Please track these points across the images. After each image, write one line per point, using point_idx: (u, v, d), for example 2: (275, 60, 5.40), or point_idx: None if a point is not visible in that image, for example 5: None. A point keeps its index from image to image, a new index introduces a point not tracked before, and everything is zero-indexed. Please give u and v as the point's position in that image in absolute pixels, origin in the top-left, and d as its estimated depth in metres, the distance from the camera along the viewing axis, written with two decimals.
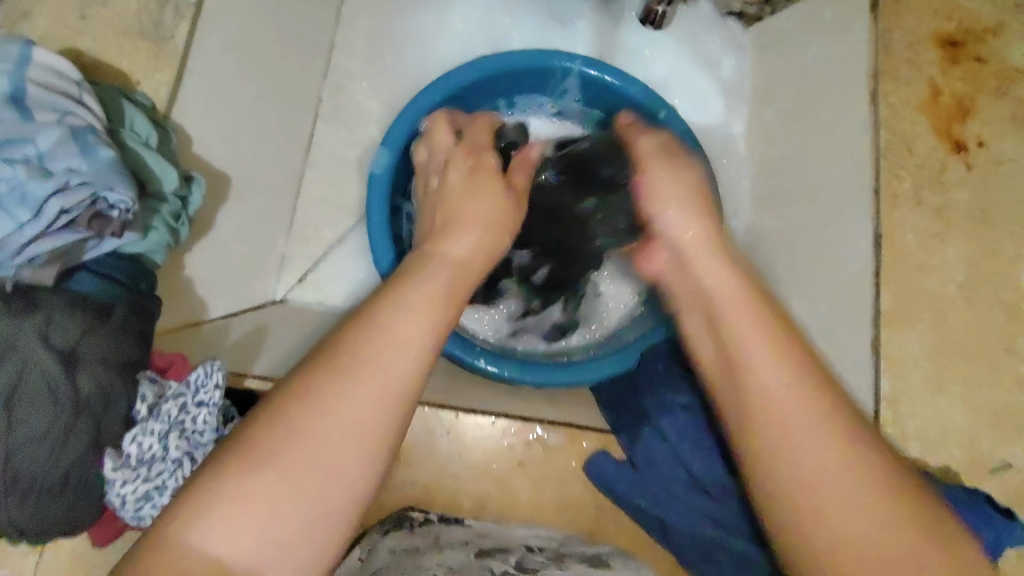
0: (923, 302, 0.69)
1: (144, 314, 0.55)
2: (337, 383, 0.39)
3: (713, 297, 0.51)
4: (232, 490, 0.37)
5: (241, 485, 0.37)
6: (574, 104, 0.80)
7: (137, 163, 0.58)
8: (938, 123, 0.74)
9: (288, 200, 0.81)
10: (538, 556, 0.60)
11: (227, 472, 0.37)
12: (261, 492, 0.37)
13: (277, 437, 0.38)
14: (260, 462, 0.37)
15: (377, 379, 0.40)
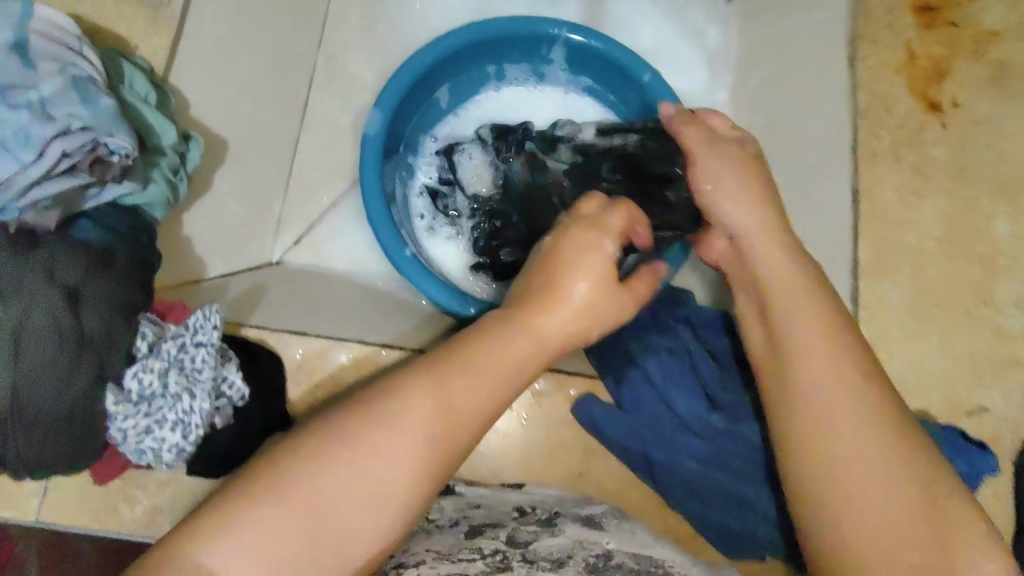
0: (903, 255, 0.72)
1: (147, 264, 0.56)
2: (386, 425, 0.45)
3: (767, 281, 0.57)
4: (267, 510, 0.41)
5: (269, 512, 0.42)
6: (561, 73, 0.82)
7: (137, 118, 0.59)
8: (916, 85, 0.76)
9: (285, 166, 0.83)
10: (531, 526, 0.59)
11: (267, 495, 0.42)
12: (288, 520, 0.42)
13: (323, 473, 0.43)
14: (295, 492, 0.42)
15: (417, 434, 0.46)
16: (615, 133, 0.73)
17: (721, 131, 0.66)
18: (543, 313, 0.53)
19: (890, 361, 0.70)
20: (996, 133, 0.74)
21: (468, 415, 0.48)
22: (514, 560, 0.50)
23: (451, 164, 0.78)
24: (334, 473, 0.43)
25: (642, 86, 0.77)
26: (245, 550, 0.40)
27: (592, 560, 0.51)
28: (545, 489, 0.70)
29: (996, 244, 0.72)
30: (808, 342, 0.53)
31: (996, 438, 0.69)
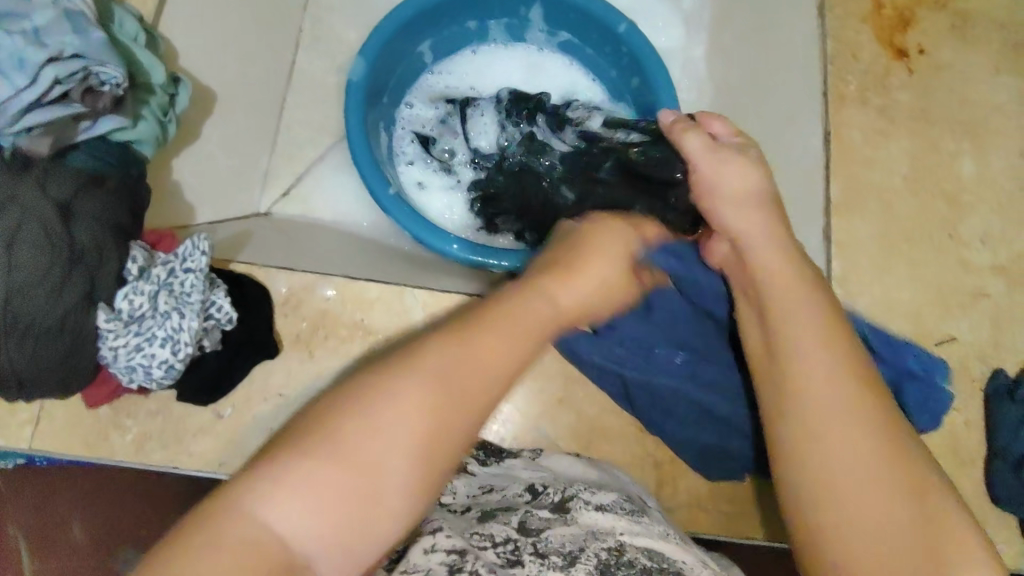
0: (870, 191, 0.74)
1: (137, 196, 0.60)
2: (425, 377, 0.43)
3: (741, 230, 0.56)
4: (308, 471, 0.39)
5: (310, 471, 0.39)
6: (539, 35, 0.85)
7: (128, 57, 0.61)
8: (881, 33, 0.79)
9: (272, 122, 0.85)
10: (545, 511, 0.52)
11: (307, 455, 0.39)
12: (328, 481, 0.39)
13: (354, 427, 0.40)
14: (329, 449, 0.39)
15: (451, 390, 0.43)
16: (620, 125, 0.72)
17: (724, 139, 0.61)
18: (561, 282, 0.53)
19: (862, 293, 0.71)
20: (958, 78, 0.77)
21: (493, 371, 0.45)
22: (525, 555, 0.46)
23: (463, 117, 0.80)
24: (367, 433, 0.40)
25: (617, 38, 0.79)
26: (295, 511, 0.38)
27: (604, 556, 0.45)
28: (554, 458, 0.64)
29: (959, 181, 0.74)
30: (796, 329, 0.49)
31: (967, 366, 0.68)
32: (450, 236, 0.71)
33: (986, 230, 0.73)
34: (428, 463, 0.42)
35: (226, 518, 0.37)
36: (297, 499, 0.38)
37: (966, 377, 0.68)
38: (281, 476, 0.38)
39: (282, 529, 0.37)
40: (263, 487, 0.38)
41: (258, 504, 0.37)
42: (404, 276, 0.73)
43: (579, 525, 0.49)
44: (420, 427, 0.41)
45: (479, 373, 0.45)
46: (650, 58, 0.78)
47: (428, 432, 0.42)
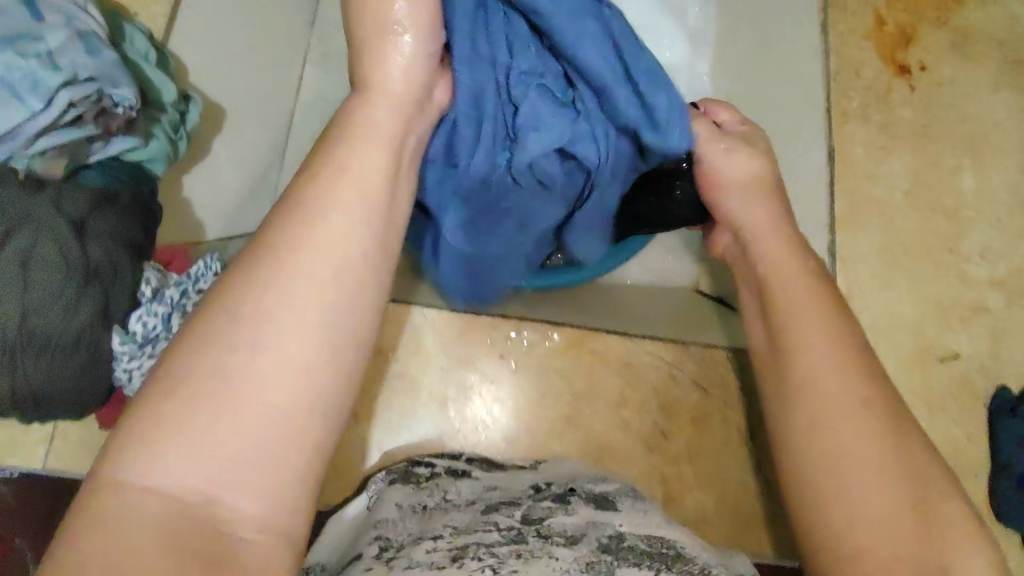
0: (873, 205, 0.75)
1: (151, 213, 0.59)
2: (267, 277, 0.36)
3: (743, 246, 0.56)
4: (161, 415, 0.32)
5: (168, 414, 0.32)
6: None
7: (139, 75, 0.62)
8: (884, 50, 0.80)
9: (282, 139, 0.83)
10: (546, 502, 0.53)
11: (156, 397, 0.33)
12: (190, 419, 0.32)
13: (197, 353, 0.34)
14: (177, 384, 0.33)
15: (302, 277, 0.36)
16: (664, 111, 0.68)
17: (729, 127, 0.60)
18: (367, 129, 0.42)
19: (867, 307, 0.72)
20: (960, 95, 0.78)
21: (349, 249, 0.38)
22: (528, 536, 0.46)
23: None
24: (229, 351, 0.34)
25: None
26: (165, 465, 0.32)
27: (605, 540, 0.45)
28: (558, 465, 0.63)
29: (959, 196, 0.75)
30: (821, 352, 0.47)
31: (968, 380, 0.70)
32: None
33: (985, 245, 0.74)
34: (304, 366, 0.35)
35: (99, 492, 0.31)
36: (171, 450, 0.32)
37: (964, 391, 0.69)
38: (151, 427, 0.32)
39: (153, 484, 0.31)
40: (131, 453, 0.32)
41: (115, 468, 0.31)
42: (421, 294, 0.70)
43: (578, 514, 0.50)
44: (274, 327, 0.35)
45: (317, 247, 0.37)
46: None
47: (292, 336, 0.35)
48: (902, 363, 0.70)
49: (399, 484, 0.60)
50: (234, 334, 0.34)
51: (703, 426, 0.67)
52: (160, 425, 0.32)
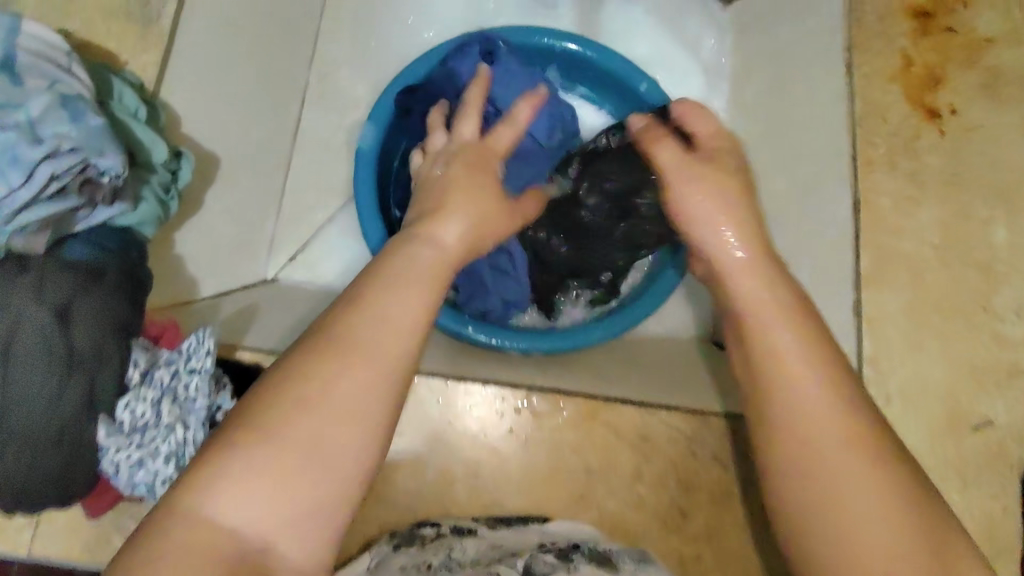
0: (902, 262, 0.71)
1: (139, 282, 0.56)
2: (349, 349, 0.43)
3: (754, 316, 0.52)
4: (246, 463, 0.39)
5: (253, 461, 0.39)
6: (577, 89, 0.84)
7: (127, 136, 0.58)
8: (910, 92, 0.76)
9: (278, 183, 0.83)
10: (549, 557, 0.52)
11: (244, 442, 0.39)
12: (270, 468, 0.39)
13: (283, 409, 0.40)
14: (263, 434, 0.40)
15: (375, 355, 0.43)
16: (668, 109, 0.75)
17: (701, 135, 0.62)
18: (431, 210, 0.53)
19: (896, 373, 0.68)
20: (991, 140, 0.73)
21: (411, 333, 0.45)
22: None
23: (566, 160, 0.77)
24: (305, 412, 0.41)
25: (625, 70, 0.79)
26: (243, 502, 0.39)
27: None
28: (569, 529, 0.60)
29: (992, 250, 0.70)
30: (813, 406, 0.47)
31: (1005, 451, 0.65)
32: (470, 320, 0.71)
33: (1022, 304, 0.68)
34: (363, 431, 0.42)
35: (178, 517, 0.38)
36: (244, 489, 0.39)
37: (999, 463, 0.65)
38: (229, 468, 0.39)
39: (233, 521, 0.38)
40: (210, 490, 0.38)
41: (199, 502, 0.38)
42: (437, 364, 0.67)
43: None
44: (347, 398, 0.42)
45: (386, 324, 0.44)
46: None
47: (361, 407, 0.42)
48: (932, 431, 0.66)
49: (405, 547, 0.58)
50: (314, 399, 0.41)
51: (724, 504, 0.63)
52: (238, 469, 0.39)
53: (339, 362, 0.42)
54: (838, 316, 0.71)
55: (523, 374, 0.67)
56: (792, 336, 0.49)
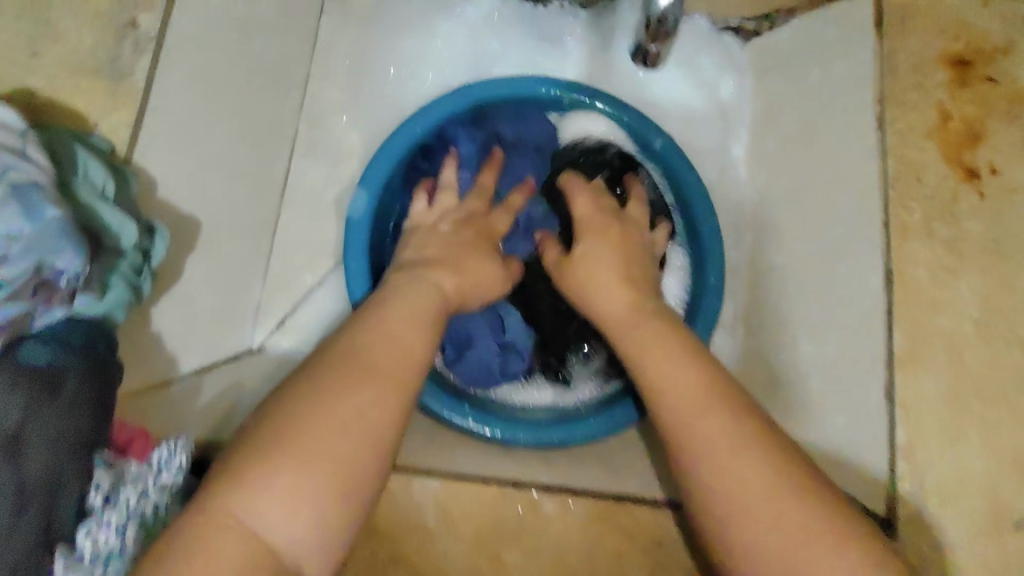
0: (940, 341, 0.64)
1: (108, 382, 0.52)
2: (348, 377, 0.54)
3: (691, 397, 0.58)
4: (276, 465, 0.49)
5: (279, 464, 0.49)
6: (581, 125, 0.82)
7: (91, 218, 0.53)
8: (948, 149, 0.68)
9: (265, 245, 0.78)
10: None
11: (273, 450, 0.50)
12: (291, 471, 0.49)
13: (303, 422, 0.51)
14: (286, 442, 0.50)
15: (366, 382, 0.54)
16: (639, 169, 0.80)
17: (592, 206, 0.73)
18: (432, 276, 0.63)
19: (935, 466, 0.62)
20: None
21: (392, 365, 0.56)
22: None
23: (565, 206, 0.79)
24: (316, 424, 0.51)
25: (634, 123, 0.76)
26: (273, 500, 0.48)
27: None
28: None
29: None
30: (702, 427, 0.57)
31: None
32: (466, 408, 0.65)
33: None
34: (357, 445, 0.51)
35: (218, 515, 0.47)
36: (270, 488, 0.48)
37: None
38: (258, 474, 0.48)
39: (262, 519, 0.47)
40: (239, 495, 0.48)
41: (235, 502, 0.47)
42: (430, 456, 0.62)
43: None
44: (350, 414, 0.52)
45: (380, 360, 0.56)
46: (689, 174, 0.76)
47: (355, 425, 0.52)
48: (974, 533, 0.60)
49: None
50: (324, 413, 0.52)
51: None
52: (265, 472, 0.49)
53: (340, 387, 0.53)
54: (872, 399, 0.66)
55: (526, 469, 0.63)
56: (685, 394, 0.59)
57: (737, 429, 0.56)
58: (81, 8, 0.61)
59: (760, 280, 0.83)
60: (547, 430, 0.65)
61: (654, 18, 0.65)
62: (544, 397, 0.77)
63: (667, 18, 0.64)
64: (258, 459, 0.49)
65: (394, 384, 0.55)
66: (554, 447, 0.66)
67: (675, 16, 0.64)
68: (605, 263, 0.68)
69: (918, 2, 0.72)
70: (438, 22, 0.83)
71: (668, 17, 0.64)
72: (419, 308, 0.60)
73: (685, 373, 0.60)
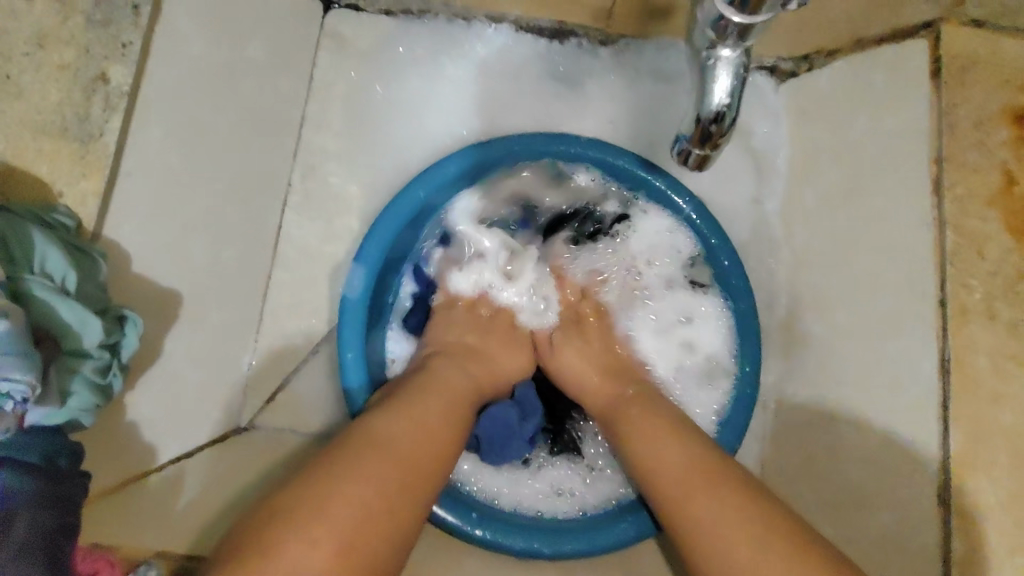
0: (1000, 439, 0.58)
1: (66, 509, 0.47)
2: (369, 443, 0.50)
3: (688, 471, 0.54)
4: (285, 539, 0.43)
5: (290, 537, 0.43)
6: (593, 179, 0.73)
7: (48, 317, 0.48)
8: (1012, 219, 0.62)
9: (254, 312, 0.68)
10: None
11: (284, 520, 0.44)
12: (300, 544, 0.43)
13: (317, 490, 0.46)
14: (300, 513, 0.44)
15: (387, 449, 0.50)
16: (622, 224, 0.73)
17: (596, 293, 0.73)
18: (453, 359, 0.63)
19: None
20: None
21: (414, 434, 0.52)
22: None
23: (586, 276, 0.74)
24: (335, 499, 0.45)
25: (665, 188, 0.70)
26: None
27: None
28: None
29: None
30: (704, 504, 0.52)
31: None
32: (476, 517, 0.59)
33: None
34: (376, 514, 0.46)
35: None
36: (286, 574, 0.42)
37: None
38: (267, 549, 0.43)
39: None
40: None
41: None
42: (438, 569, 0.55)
43: None
44: (370, 482, 0.47)
45: (403, 428, 0.52)
46: (721, 245, 0.69)
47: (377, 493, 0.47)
48: None
49: None
50: (340, 479, 0.47)
51: None
52: (273, 545, 0.43)
53: (352, 463, 0.48)
54: (923, 501, 0.59)
55: None
56: (688, 468, 0.55)
57: (744, 505, 0.50)
58: (43, 62, 0.54)
59: (794, 347, 0.77)
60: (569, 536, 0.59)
61: (706, 116, 0.48)
62: (569, 501, 0.67)
63: (724, 117, 0.48)
64: (266, 536, 0.43)
65: (419, 455, 0.51)
66: (578, 554, 0.59)
67: (733, 113, 0.48)
68: (586, 356, 0.68)
69: (980, 51, 0.65)
70: (443, 60, 0.75)
71: (726, 114, 0.48)
72: (447, 381, 0.59)
73: (679, 447, 0.57)
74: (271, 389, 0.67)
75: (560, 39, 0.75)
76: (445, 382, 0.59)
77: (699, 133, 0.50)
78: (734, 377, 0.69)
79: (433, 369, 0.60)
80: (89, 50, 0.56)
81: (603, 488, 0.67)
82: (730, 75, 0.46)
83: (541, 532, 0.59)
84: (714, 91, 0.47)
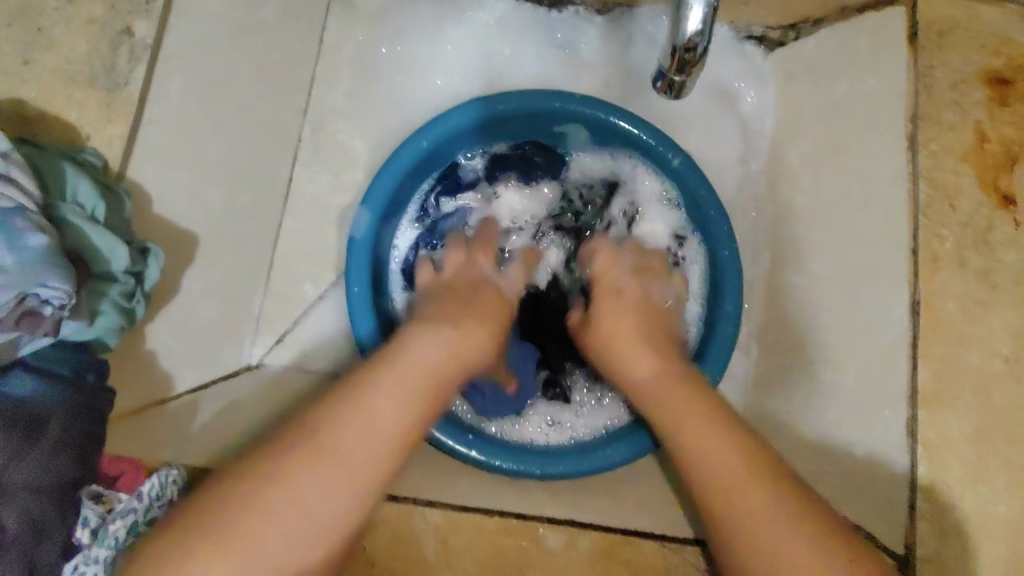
0: (967, 378, 0.61)
1: (95, 418, 0.51)
2: (319, 433, 0.48)
3: (691, 417, 0.56)
4: (229, 522, 0.45)
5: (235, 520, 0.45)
6: (586, 137, 0.78)
7: (82, 241, 0.53)
8: (984, 174, 0.65)
9: (267, 254, 0.74)
10: None
11: (231, 500, 0.45)
12: (247, 527, 0.45)
13: (266, 475, 0.46)
14: (244, 496, 0.45)
15: (336, 439, 0.48)
16: (611, 186, 0.79)
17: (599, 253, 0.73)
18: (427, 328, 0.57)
19: (956, 511, 0.59)
20: None
21: (365, 423, 0.50)
22: None
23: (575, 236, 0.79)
24: (285, 497, 0.46)
25: (650, 140, 0.73)
26: (229, 550, 0.44)
27: None
28: None
29: None
30: (707, 443, 0.54)
31: None
32: (471, 440, 0.64)
33: None
34: (326, 498, 0.47)
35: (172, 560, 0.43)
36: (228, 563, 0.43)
37: None
38: (210, 527, 0.44)
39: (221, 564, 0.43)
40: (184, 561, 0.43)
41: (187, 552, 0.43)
42: (435, 487, 0.60)
43: None
44: (318, 473, 0.47)
45: (352, 414, 0.50)
46: (705, 197, 0.73)
47: (326, 481, 0.47)
48: None
49: None
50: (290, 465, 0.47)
51: None
52: (216, 525, 0.44)
53: (299, 451, 0.48)
54: (891, 436, 0.62)
55: (533, 503, 0.60)
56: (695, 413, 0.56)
57: (736, 446, 0.53)
58: (74, 16, 0.59)
59: (776, 301, 0.81)
60: (555, 462, 0.63)
61: (680, 45, 0.51)
62: (562, 431, 0.73)
63: (697, 45, 0.51)
64: (212, 516, 0.45)
65: (369, 443, 0.49)
66: (562, 476, 0.64)
67: (706, 42, 0.51)
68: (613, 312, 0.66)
69: (957, 16, 0.68)
70: (447, 26, 0.79)
71: (699, 44, 0.51)
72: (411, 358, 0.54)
73: (681, 391, 0.58)
74: (283, 336, 0.73)
75: (558, 9, 0.79)
76: (410, 361, 0.54)
77: (676, 61, 0.53)
78: (716, 316, 0.72)
79: (396, 350, 0.55)
80: (116, 6, 0.60)
81: (595, 420, 0.73)
82: (702, 5, 0.50)
83: (530, 456, 0.63)
84: (688, 20, 0.50)
